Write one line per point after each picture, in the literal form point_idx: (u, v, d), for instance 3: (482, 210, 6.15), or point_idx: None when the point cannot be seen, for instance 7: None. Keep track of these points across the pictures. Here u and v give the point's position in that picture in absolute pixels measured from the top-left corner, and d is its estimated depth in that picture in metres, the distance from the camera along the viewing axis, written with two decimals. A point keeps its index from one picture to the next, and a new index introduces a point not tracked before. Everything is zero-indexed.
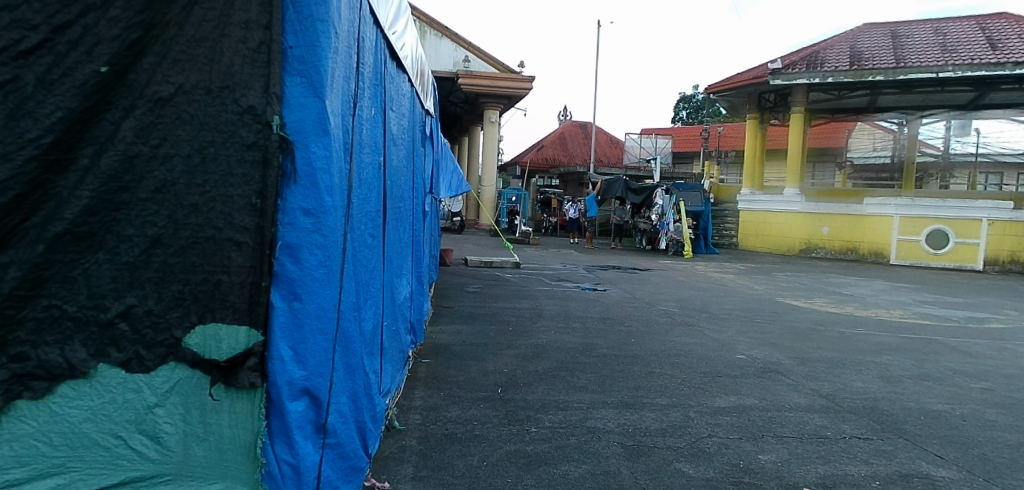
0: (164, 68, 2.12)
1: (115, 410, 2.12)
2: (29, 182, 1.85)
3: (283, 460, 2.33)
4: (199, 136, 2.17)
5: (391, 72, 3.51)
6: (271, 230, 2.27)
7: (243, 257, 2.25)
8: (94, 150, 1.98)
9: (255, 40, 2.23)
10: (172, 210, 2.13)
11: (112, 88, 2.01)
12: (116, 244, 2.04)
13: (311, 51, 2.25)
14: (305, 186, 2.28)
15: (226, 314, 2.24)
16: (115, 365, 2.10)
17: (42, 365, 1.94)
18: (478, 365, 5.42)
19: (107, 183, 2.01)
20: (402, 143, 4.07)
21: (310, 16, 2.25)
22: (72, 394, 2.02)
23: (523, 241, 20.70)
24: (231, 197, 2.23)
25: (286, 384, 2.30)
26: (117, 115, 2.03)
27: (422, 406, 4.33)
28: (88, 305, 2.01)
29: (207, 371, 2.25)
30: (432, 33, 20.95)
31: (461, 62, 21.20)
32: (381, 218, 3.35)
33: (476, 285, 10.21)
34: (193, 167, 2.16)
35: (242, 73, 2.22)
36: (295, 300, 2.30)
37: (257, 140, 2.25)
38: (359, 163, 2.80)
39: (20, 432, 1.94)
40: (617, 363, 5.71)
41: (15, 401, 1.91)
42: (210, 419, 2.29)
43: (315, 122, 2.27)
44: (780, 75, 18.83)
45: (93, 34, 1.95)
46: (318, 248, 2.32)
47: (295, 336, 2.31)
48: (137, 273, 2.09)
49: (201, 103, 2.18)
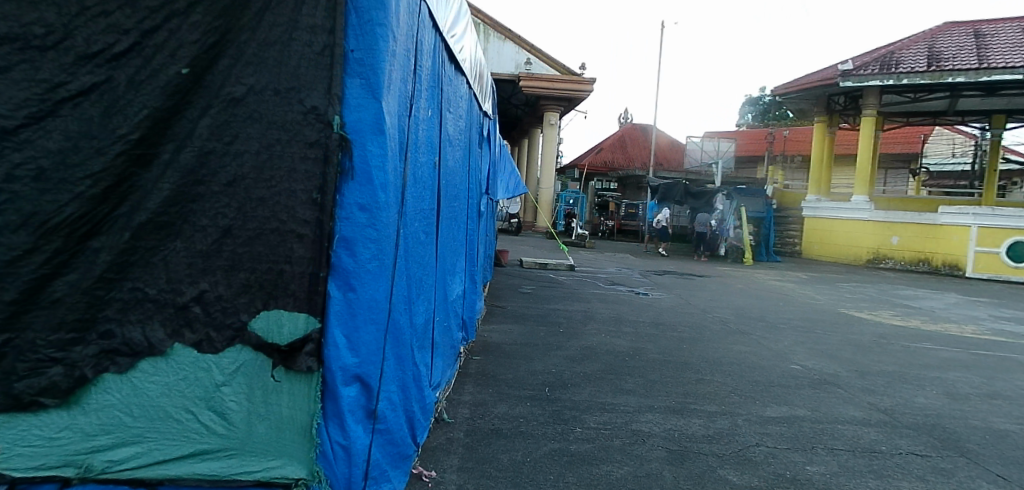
0: (237, 69, 2.26)
1: (187, 386, 2.29)
2: (119, 174, 2.14)
3: (336, 441, 2.38)
4: (267, 135, 2.30)
5: (448, 74, 3.54)
6: (330, 223, 2.35)
7: (304, 249, 2.35)
8: (174, 146, 2.21)
9: (320, 44, 2.29)
10: (242, 203, 2.29)
11: (192, 89, 2.21)
12: (192, 233, 2.24)
13: (370, 54, 2.29)
14: (361, 182, 2.34)
15: (287, 301, 2.35)
16: (188, 345, 2.28)
17: (125, 343, 2.20)
18: (527, 364, 5.48)
19: (185, 177, 2.22)
20: (458, 144, 4.09)
21: (370, 20, 2.29)
22: (151, 370, 2.24)
23: (579, 244, 20.66)
24: (295, 191, 2.34)
25: (340, 370, 2.37)
26: (195, 114, 2.23)
27: (470, 401, 4.42)
28: (167, 289, 2.23)
29: (269, 355, 2.36)
30: (495, 35, 21.18)
31: (523, 65, 21.38)
32: (436, 216, 3.45)
33: (528, 286, 10.29)
34: (261, 163, 2.31)
35: (307, 75, 2.30)
36: (350, 290, 2.36)
37: (319, 138, 2.33)
38: (413, 163, 2.91)
39: (106, 403, 2.20)
40: (667, 369, 5.66)
41: (104, 374, 2.18)
42: (271, 399, 2.37)
43: (372, 122, 2.31)
44: (850, 77, 17.99)
45: (175, 38, 2.18)
46: (372, 243, 2.37)
47: (348, 324, 2.38)
48: (209, 260, 2.27)
49: (270, 103, 2.30)
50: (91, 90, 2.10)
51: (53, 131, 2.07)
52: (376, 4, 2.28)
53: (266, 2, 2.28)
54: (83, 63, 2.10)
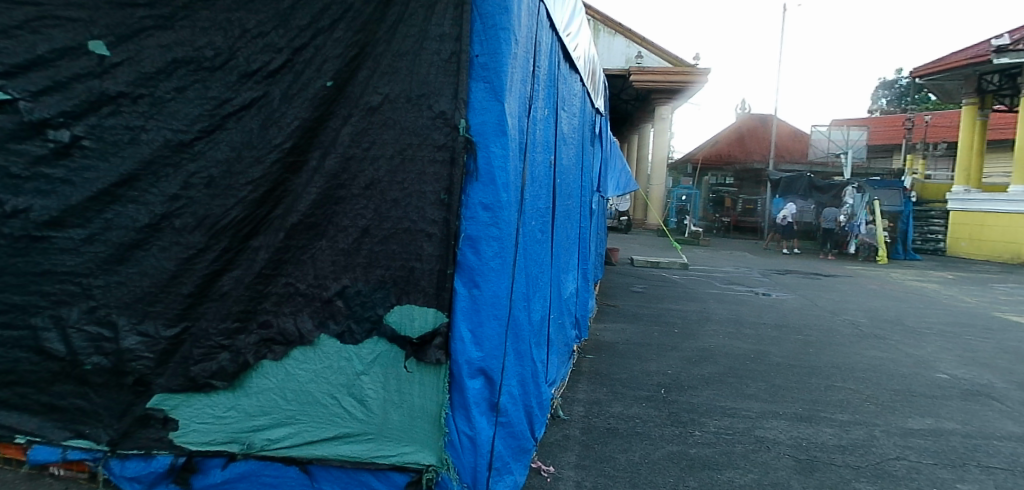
0: (374, 80, 2.40)
1: (331, 374, 2.47)
2: (275, 180, 2.38)
3: (462, 431, 2.45)
4: (400, 139, 2.43)
5: (563, 73, 3.55)
6: (456, 223, 2.43)
7: (433, 247, 2.46)
8: (320, 153, 2.40)
9: (447, 51, 2.38)
10: (378, 205, 2.44)
11: (335, 100, 2.39)
12: (335, 233, 2.43)
13: (494, 58, 2.34)
14: (485, 183, 2.40)
15: (418, 296, 2.48)
16: (332, 336, 2.47)
17: (280, 332, 2.43)
18: (641, 364, 5.39)
19: (329, 181, 2.40)
20: (572, 142, 4.11)
21: (494, 25, 2.33)
22: (301, 358, 2.45)
23: (692, 242, 20.03)
24: (425, 193, 2.45)
25: (465, 363, 2.45)
26: (338, 122, 2.40)
27: (585, 399, 4.42)
28: (314, 284, 2.44)
29: (402, 346, 2.49)
30: (606, 30, 21.16)
31: (633, 59, 21.00)
32: (551, 214, 3.49)
33: (641, 285, 10.11)
34: (395, 167, 2.43)
35: (436, 82, 2.40)
36: (474, 287, 2.44)
37: (446, 141, 2.43)
38: (531, 163, 2.95)
39: (263, 386, 2.44)
40: (792, 374, 5.32)
41: (262, 360, 2.42)
42: (404, 389, 2.50)
43: (495, 124, 2.36)
44: (1007, 53, 15.83)
45: (322, 54, 2.36)
46: (495, 241, 2.42)
47: (473, 319, 2.45)
48: (350, 258, 2.45)
49: (403, 110, 2.41)
50: (252, 105, 2.35)
51: (221, 143, 2.35)
52: (500, 9, 2.32)
53: (400, 13, 2.38)
54: (245, 80, 2.34)
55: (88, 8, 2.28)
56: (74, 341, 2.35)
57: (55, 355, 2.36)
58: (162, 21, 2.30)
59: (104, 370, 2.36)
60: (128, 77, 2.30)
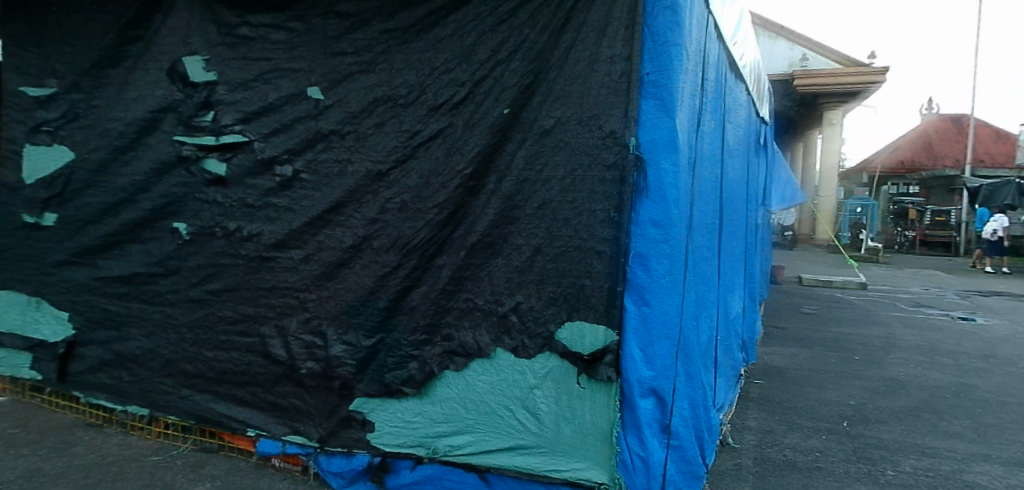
0: (547, 104, 2.48)
1: (506, 386, 2.57)
2: (457, 203, 2.57)
3: (634, 452, 2.39)
4: (571, 161, 2.47)
5: (729, 83, 3.42)
6: (626, 240, 2.39)
7: (602, 264, 2.45)
8: (497, 177, 2.54)
9: (618, 72, 2.39)
10: (549, 224, 2.50)
11: (511, 126, 2.52)
12: (510, 251, 2.54)
13: (665, 75, 2.30)
14: (655, 199, 2.34)
15: (589, 313, 2.47)
16: (507, 350, 2.57)
17: (461, 345, 2.60)
18: (818, 393, 4.95)
19: (505, 203, 2.52)
20: (737, 155, 3.92)
21: (665, 41, 2.29)
22: (480, 370, 2.59)
23: (870, 259, 18.07)
24: (595, 211, 2.45)
25: (636, 382, 2.38)
26: (513, 147, 2.52)
27: (756, 427, 4.15)
28: (491, 300, 2.57)
29: (574, 362, 2.49)
30: (766, 35, 19.23)
31: (798, 62, 18.90)
32: (718, 230, 3.35)
33: (812, 306, 9.29)
34: (566, 187, 2.48)
35: (607, 102, 2.41)
36: (645, 305, 2.36)
37: (616, 160, 2.41)
38: (699, 177, 2.87)
39: (446, 395, 2.62)
40: (1010, 412, 4.55)
41: (445, 370, 2.61)
42: (576, 404, 2.51)
43: (667, 140, 2.30)
44: None
45: (500, 84, 2.51)
46: (667, 258, 2.34)
47: (644, 338, 2.37)
48: (523, 275, 2.54)
49: (574, 131, 2.46)
50: (438, 135, 2.58)
51: (412, 171, 2.61)
52: (670, 25, 2.28)
53: (572, 40, 2.43)
54: (432, 114, 2.58)
55: (308, 59, 2.75)
56: (293, 347, 2.75)
57: (278, 359, 2.78)
58: (365, 66, 2.66)
59: (315, 373, 2.73)
60: (337, 117, 2.69)
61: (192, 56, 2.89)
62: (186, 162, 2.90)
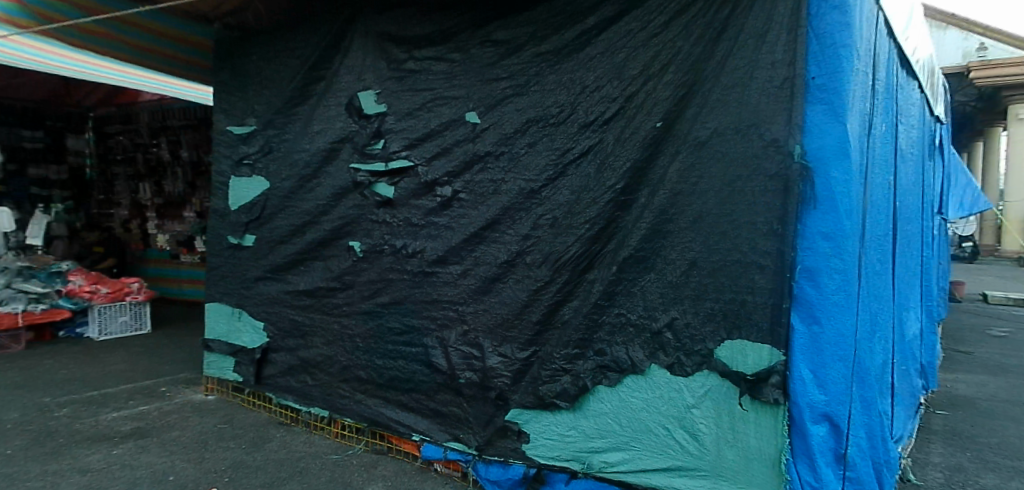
0: (702, 115, 2.41)
1: (662, 404, 2.51)
2: (609, 218, 2.58)
3: (806, 482, 2.22)
4: (729, 172, 2.36)
5: (900, 82, 3.13)
6: (792, 254, 2.23)
7: (765, 279, 2.29)
8: (649, 190, 2.51)
9: (780, 77, 2.25)
10: (706, 238, 2.41)
11: (664, 139, 2.48)
12: (664, 266, 2.49)
13: (834, 78, 2.16)
14: (825, 210, 2.18)
15: (751, 332, 2.31)
16: (662, 367, 2.50)
17: (614, 360, 2.58)
18: (1019, 428, 4.28)
19: (658, 216, 2.48)
20: (910, 159, 3.56)
21: (833, 43, 2.16)
22: (634, 386, 2.56)
23: None
24: (756, 223, 2.31)
25: (807, 407, 2.21)
26: (666, 160, 2.48)
27: (943, 464, 3.68)
28: (644, 315, 2.53)
29: (735, 382, 2.35)
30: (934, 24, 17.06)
31: (974, 52, 16.74)
32: (891, 243, 3.05)
33: (1003, 328, 8.06)
34: (723, 199, 2.38)
35: (768, 109, 2.28)
36: (815, 323, 2.20)
37: (779, 170, 2.26)
38: (870, 186, 2.64)
39: (600, 410, 2.63)
40: None
41: (599, 385, 2.61)
42: (738, 427, 2.36)
43: (837, 147, 2.15)
44: None
45: (652, 98, 2.50)
46: (839, 273, 2.17)
47: (815, 359, 2.21)
48: (679, 290, 2.46)
49: (732, 142, 2.35)
50: (590, 152, 2.62)
51: (563, 188, 2.67)
52: (839, 26, 2.15)
53: (729, 48, 2.35)
54: (583, 130, 2.63)
55: (466, 87, 2.93)
56: (452, 357, 2.91)
57: (440, 368, 2.95)
58: (518, 88, 2.77)
59: (473, 383, 2.86)
60: (493, 139, 2.82)
61: (366, 90, 3.21)
62: (360, 187, 3.21)
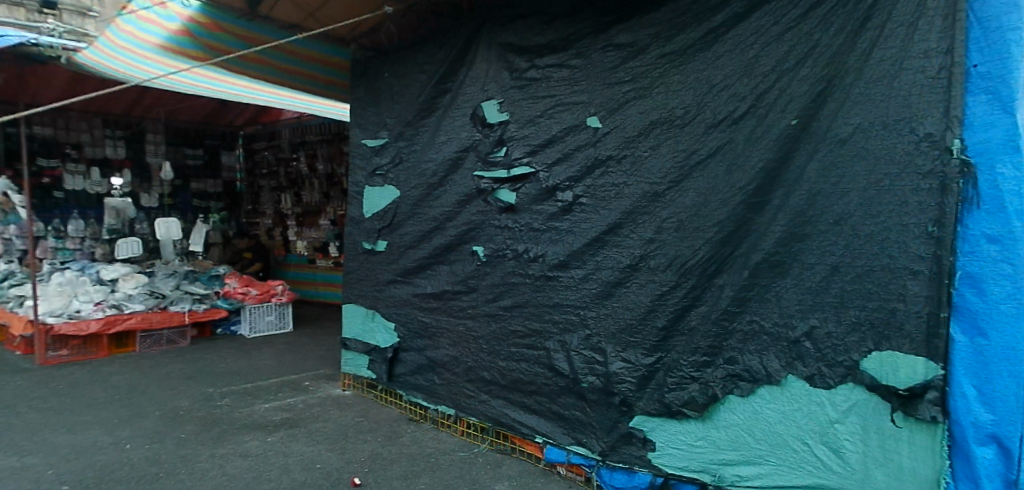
0: (843, 110, 2.25)
1: (801, 418, 2.36)
2: (739, 221, 2.48)
3: None
4: (874, 171, 2.18)
5: None
6: (951, 259, 2.02)
7: (920, 286, 2.08)
8: (784, 191, 2.38)
9: (935, 67, 2.07)
10: (850, 241, 2.23)
11: (800, 137, 2.34)
12: (801, 271, 2.34)
13: (1001, 64, 1.96)
14: (990, 210, 1.98)
15: (903, 343, 2.12)
16: (800, 378, 2.36)
17: (746, 369, 2.47)
18: None
19: (795, 219, 2.35)
20: None
21: (999, 27, 1.97)
22: (768, 397, 2.43)
23: None
24: (908, 225, 2.11)
25: (972, 427, 2.00)
26: (802, 159, 2.34)
27: None
28: (780, 323, 2.39)
29: (886, 398, 2.16)
30: None
31: None
32: None
33: None
34: (869, 199, 2.20)
35: (923, 101, 2.09)
36: (980, 335, 1.99)
37: (933, 167, 2.06)
38: None
39: (730, 421, 2.53)
40: None
41: (729, 394, 2.52)
42: (890, 446, 2.17)
43: (1006, 140, 1.94)
44: None
45: (787, 94, 2.37)
46: (1010, 280, 1.95)
47: (981, 375, 1.99)
48: (818, 297, 2.30)
49: (878, 138, 2.17)
50: (717, 152, 2.53)
51: (689, 191, 2.61)
52: (1007, 8, 1.96)
53: (874, 38, 2.18)
54: (710, 131, 2.56)
55: (587, 92, 2.94)
56: (575, 361, 2.93)
57: (563, 372, 2.98)
58: (641, 91, 2.75)
59: (597, 388, 2.86)
60: (615, 143, 2.82)
61: (489, 100, 3.31)
62: (484, 194, 3.31)
